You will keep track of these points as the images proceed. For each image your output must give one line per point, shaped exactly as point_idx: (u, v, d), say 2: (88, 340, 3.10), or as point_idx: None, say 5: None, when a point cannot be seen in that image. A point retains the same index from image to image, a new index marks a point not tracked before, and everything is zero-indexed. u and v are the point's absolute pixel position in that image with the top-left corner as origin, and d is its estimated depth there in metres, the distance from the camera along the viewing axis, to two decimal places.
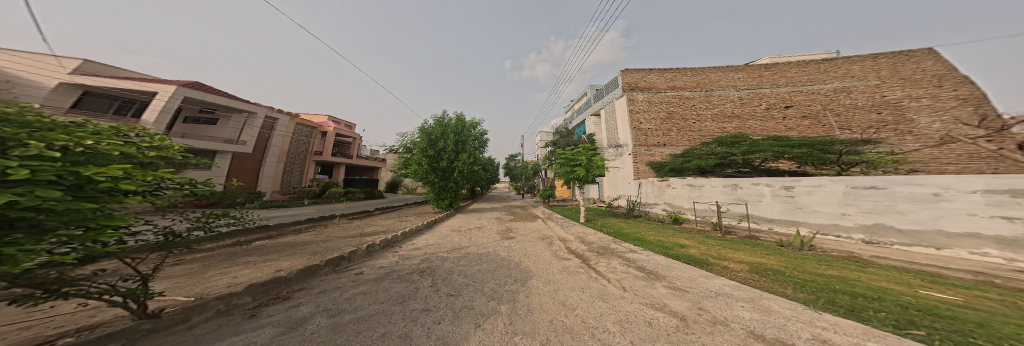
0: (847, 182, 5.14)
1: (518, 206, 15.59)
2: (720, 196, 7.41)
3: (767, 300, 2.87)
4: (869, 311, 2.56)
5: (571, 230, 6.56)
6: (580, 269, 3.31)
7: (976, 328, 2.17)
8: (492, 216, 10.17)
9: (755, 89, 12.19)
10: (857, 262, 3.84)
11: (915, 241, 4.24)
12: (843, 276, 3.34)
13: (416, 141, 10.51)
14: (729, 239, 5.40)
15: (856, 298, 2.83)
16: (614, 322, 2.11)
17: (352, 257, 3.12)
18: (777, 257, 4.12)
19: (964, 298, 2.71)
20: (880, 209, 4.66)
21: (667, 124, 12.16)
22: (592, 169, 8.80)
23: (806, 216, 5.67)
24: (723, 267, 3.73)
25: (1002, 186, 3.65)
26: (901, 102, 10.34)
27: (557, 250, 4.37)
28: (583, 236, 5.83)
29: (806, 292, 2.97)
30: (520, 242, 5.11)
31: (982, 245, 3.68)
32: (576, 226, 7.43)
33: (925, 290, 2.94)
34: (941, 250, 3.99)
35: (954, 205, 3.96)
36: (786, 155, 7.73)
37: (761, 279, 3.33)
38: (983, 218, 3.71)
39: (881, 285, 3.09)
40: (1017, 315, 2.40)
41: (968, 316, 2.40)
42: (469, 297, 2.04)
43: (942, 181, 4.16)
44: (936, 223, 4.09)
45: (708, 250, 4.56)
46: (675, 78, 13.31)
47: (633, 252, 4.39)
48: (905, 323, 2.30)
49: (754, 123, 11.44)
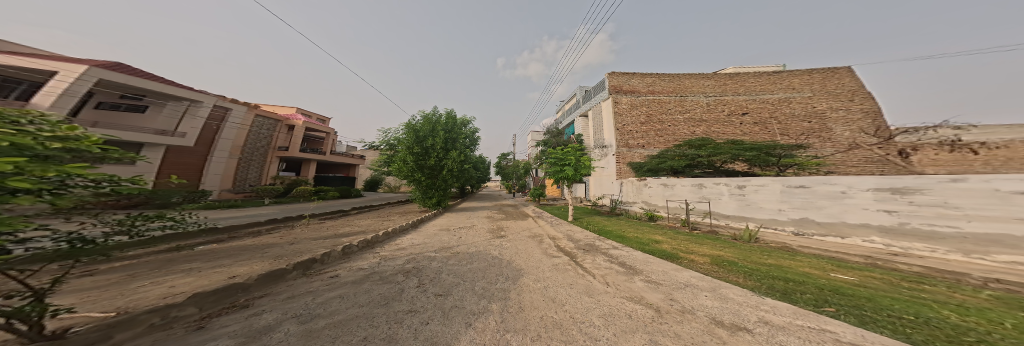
0: (784, 181, 6.07)
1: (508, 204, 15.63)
2: (689, 195, 8.26)
3: (724, 288, 3.23)
4: (797, 293, 3.03)
5: (560, 229, 6.77)
6: (569, 266, 3.41)
7: (868, 302, 2.71)
8: (481, 216, 10.00)
9: (720, 96, 13.86)
10: (789, 251, 4.56)
11: (828, 232, 5.21)
12: (778, 264, 3.93)
13: (402, 138, 10.02)
14: (695, 234, 6.02)
15: (786, 282, 3.35)
16: (600, 315, 2.20)
17: (325, 260, 2.85)
18: (732, 249, 4.69)
19: (868, 277, 3.38)
20: (806, 205, 5.63)
21: (646, 128, 13.34)
22: (580, 169, 9.21)
23: (753, 212, 6.56)
24: (690, 261, 4.13)
25: (886, 185, 4.59)
26: (825, 113, 12.76)
27: (547, 248, 4.46)
28: (571, 234, 6.02)
29: (754, 280, 3.43)
30: (511, 240, 5.07)
31: (870, 234, 4.65)
32: (564, 224, 7.70)
33: (833, 272, 3.60)
34: (844, 239, 4.96)
35: (853, 201, 4.92)
36: (741, 157, 9.07)
37: (719, 270, 3.75)
38: (873, 211, 4.66)
39: (804, 270, 3.71)
40: (891, 289, 3.07)
41: (863, 293, 2.98)
42: (459, 296, 1.97)
43: (848, 181, 5.12)
44: (842, 216, 5.05)
45: (677, 245, 5.03)
46: (655, 83, 14.59)
47: (615, 249, 4.65)
48: (822, 302, 2.77)
49: (718, 127, 13.08)
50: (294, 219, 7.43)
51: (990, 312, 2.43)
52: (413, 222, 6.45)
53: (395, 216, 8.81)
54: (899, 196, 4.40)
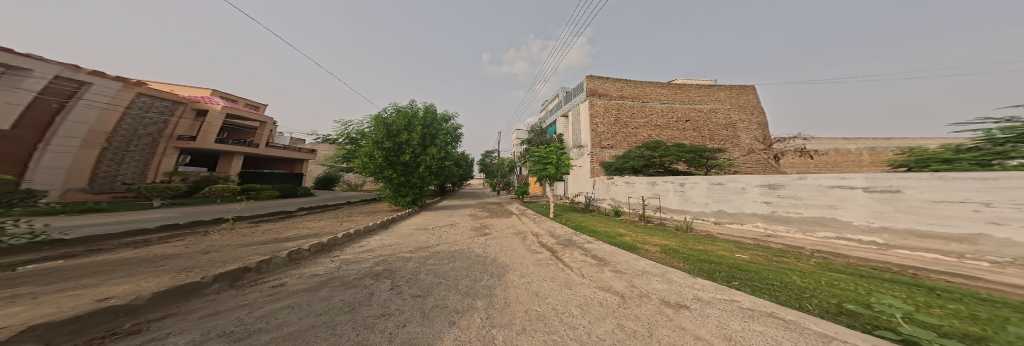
0: (709, 180, 7.52)
1: (492, 203, 15.64)
2: (645, 191, 9.71)
3: (671, 273, 3.79)
4: (717, 272, 3.79)
5: (542, 225, 7.33)
6: (550, 260, 3.64)
7: (751, 275, 3.61)
8: (463, 215, 9.75)
9: (672, 104, 15.71)
10: (709, 238, 5.63)
11: (734, 220, 6.77)
12: (705, 249, 4.83)
13: (369, 131, 9.10)
14: (648, 226, 7.02)
15: (709, 264, 4.15)
16: (577, 305, 2.31)
17: (264, 267, 2.60)
18: (675, 238, 5.58)
19: (759, 256, 4.45)
20: (722, 199, 7.13)
21: (615, 129, 15.01)
22: (561, 168, 9.86)
23: (688, 206, 8.00)
24: (644, 250, 4.75)
25: (768, 182, 6.19)
26: (736, 123, 15.75)
27: (530, 244, 4.90)
28: (552, 230, 6.48)
29: (689, 263, 4.15)
30: (496, 237, 5.71)
31: (754, 220, 6.31)
32: (546, 220, 8.36)
33: (736, 253, 4.67)
34: (742, 225, 6.55)
35: (750, 195, 6.47)
36: (683, 158, 11.22)
37: (666, 257, 4.42)
38: (758, 202, 6.28)
39: (718, 252, 4.68)
40: (761, 261, 4.23)
41: (754, 267, 3.94)
42: (439, 298, 1.88)
43: (751, 180, 6.55)
44: (740, 207, 6.67)
45: (636, 237, 5.70)
46: (624, 87, 16.10)
47: (589, 243, 5.02)
48: (729, 277, 3.56)
49: (668, 133, 15.18)
50: (215, 222, 6.12)
51: (819, 274, 3.48)
52: (381, 223, 6.33)
53: (359, 217, 7.90)
54: (774, 191, 6.00)
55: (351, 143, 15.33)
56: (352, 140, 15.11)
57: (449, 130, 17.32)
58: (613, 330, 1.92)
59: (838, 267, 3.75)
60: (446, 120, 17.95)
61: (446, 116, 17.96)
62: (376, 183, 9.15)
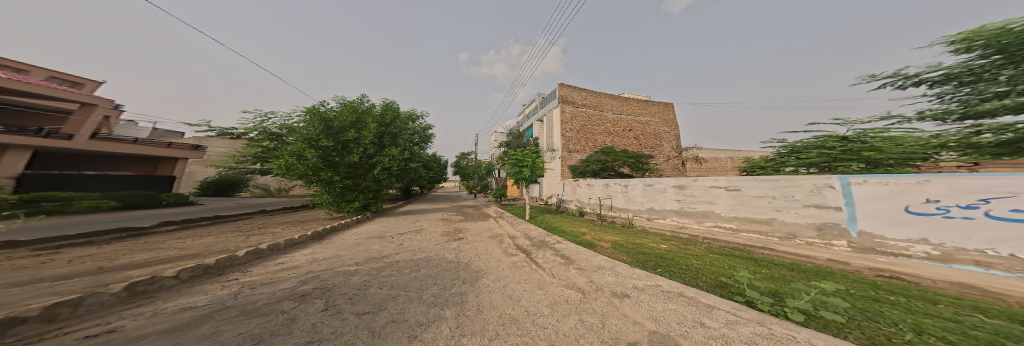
0: (643, 182, 8.97)
1: (467, 207, 15.00)
2: (601, 191, 10.99)
3: (617, 266, 4.31)
4: (645, 262, 4.51)
5: (518, 228, 7.81)
6: (524, 262, 4.07)
7: (656, 261, 4.50)
8: (432, 219, 8.99)
9: (622, 115, 18.45)
10: (642, 232, 6.79)
11: (658, 215, 8.35)
12: (632, 241, 5.74)
13: (300, 127, 7.49)
14: (604, 224, 7.98)
15: (642, 255, 4.93)
16: (548, 305, 2.36)
17: (79, 311, 1.69)
18: (622, 234, 6.48)
19: (674, 246, 5.47)
20: (647, 198, 8.76)
21: (580, 135, 16.78)
22: (536, 170, 10.35)
23: (630, 205, 9.42)
24: (600, 247, 5.31)
25: (678, 183, 7.79)
26: (665, 134, 19.58)
27: (506, 248, 5.28)
28: (527, 233, 7.01)
29: (629, 256, 4.84)
30: (470, 242, 5.71)
31: (667, 216, 8.03)
32: (522, 223, 8.98)
33: (658, 243, 5.71)
34: (662, 219, 8.13)
35: (664, 194, 8.14)
36: (628, 162, 13.48)
37: (616, 252, 5.04)
38: (670, 199, 7.96)
39: (640, 243, 5.64)
40: (665, 250, 5.24)
41: (669, 254, 4.92)
42: (394, 312, 1.64)
43: (667, 181, 8.16)
44: (661, 205, 8.24)
45: (595, 234, 6.39)
46: (586, 97, 17.99)
47: (559, 243, 5.50)
48: (650, 264, 4.36)
49: (618, 140, 17.84)
50: None
51: (705, 256, 4.60)
52: (315, 234, 5.14)
53: (280, 228, 6.24)
54: (680, 192, 7.66)
55: (275, 140, 12.39)
56: (272, 136, 12.33)
57: (416, 130, 15.80)
58: (575, 325, 2.01)
59: (715, 249, 5.02)
60: (411, 119, 16.45)
61: (414, 115, 16.56)
62: (311, 187, 7.48)
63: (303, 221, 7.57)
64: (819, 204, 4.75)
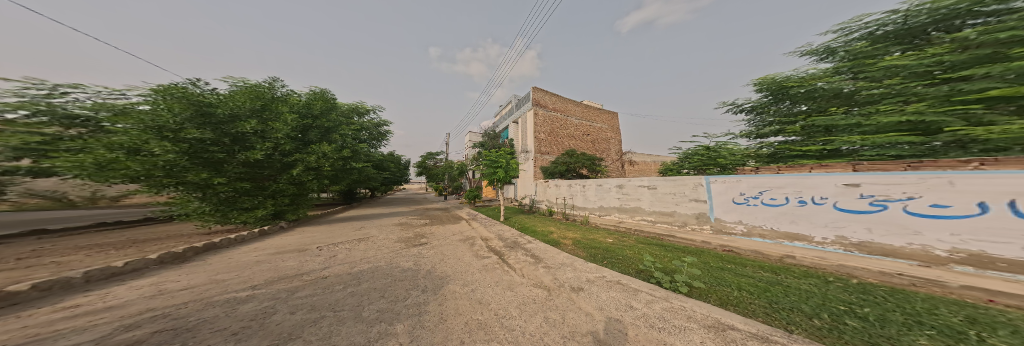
0: (597, 183, 9.86)
1: (433, 210, 14.07)
2: (565, 191, 11.73)
3: (576, 261, 4.76)
4: (599, 256, 4.99)
5: (492, 229, 8.29)
6: (495, 265, 4.65)
7: (603, 253, 5.11)
8: (384, 224, 8.21)
9: (584, 121, 20.25)
10: (595, 228, 7.52)
11: (604, 212, 9.40)
12: (578, 238, 6.24)
13: (139, 110, 5.06)
14: (568, 222, 8.51)
15: (595, 249, 5.48)
16: (517, 306, 2.44)
17: None
18: (580, 231, 7.08)
19: (619, 239, 6.19)
20: (598, 197, 9.75)
21: (549, 138, 17.63)
22: (510, 171, 10.26)
23: (586, 203, 10.34)
24: (563, 245, 5.80)
25: (616, 183, 8.94)
26: (615, 140, 22.50)
27: (478, 250, 5.76)
28: (501, 234, 7.67)
29: (583, 250, 5.36)
30: (435, 247, 5.39)
31: (610, 213, 9.14)
32: (497, 224, 9.19)
33: (599, 237, 6.39)
34: (608, 215, 9.23)
35: (610, 193, 9.20)
36: (587, 164, 14.96)
37: (576, 248, 5.50)
38: (612, 197, 9.09)
39: (582, 238, 6.27)
40: (591, 243, 5.85)
41: (610, 246, 5.64)
42: (316, 338, 1.43)
43: (611, 181, 9.22)
44: (608, 204, 9.26)
45: (562, 233, 6.80)
46: (556, 101, 18.96)
47: (530, 242, 6.52)
48: (598, 256, 4.95)
49: (580, 144, 19.52)
50: None
51: (631, 246, 5.52)
52: (169, 257, 3.89)
53: (78, 256, 4.37)
54: (619, 190, 8.83)
55: None
56: None
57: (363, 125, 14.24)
58: (541, 324, 2.09)
59: (643, 240, 5.93)
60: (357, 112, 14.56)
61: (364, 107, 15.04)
62: (166, 193, 5.38)
63: (142, 242, 5.46)
64: (697, 198, 6.26)
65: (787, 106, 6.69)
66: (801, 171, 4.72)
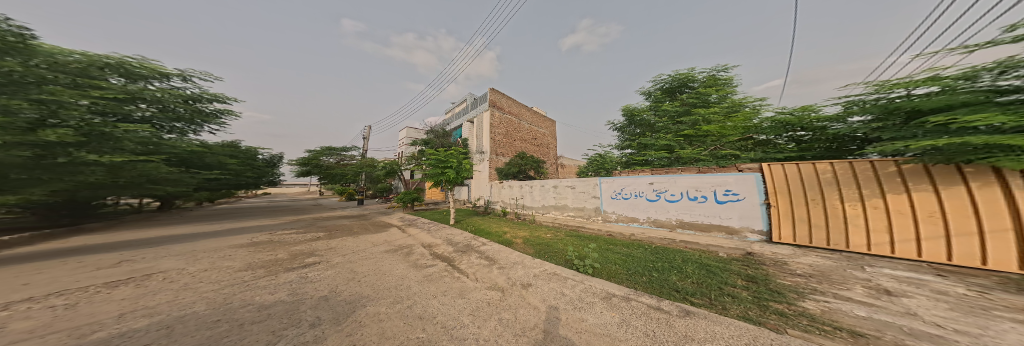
0: (541, 184, 10.73)
1: (359, 218, 11.60)
2: (517, 192, 12.15)
3: (525, 260, 5.17)
4: (545, 254, 5.48)
5: (438, 234, 7.68)
6: (442, 273, 4.38)
7: (546, 249, 5.72)
8: (214, 249, 5.69)
9: (533, 127, 21.80)
10: (540, 225, 8.18)
11: (546, 210, 10.34)
12: (526, 236, 6.69)
13: None
14: (520, 221, 8.93)
15: (543, 245, 5.99)
16: (467, 314, 2.49)
17: None
18: (528, 229, 7.58)
19: (557, 233, 6.96)
20: (541, 196, 10.61)
21: (505, 140, 17.94)
22: (461, 172, 9.69)
23: (532, 203, 11.10)
24: (514, 243, 6.10)
25: (552, 184, 10.05)
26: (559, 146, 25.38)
27: (422, 259, 5.27)
28: (450, 238, 7.25)
29: (529, 247, 5.82)
30: (345, 264, 4.50)
31: (549, 211, 10.17)
32: (444, 228, 8.53)
33: (539, 235, 6.86)
34: (547, 213, 10.26)
35: (549, 193, 10.23)
36: (536, 166, 16.19)
37: (526, 246, 5.88)
38: (551, 196, 10.08)
39: (527, 235, 6.76)
40: (533, 240, 6.37)
41: (548, 241, 6.29)
42: None
43: (551, 182, 10.19)
44: (547, 203, 10.28)
45: (517, 232, 7.08)
46: (512, 105, 19.55)
47: (483, 244, 6.48)
48: (541, 253, 5.55)
49: (529, 147, 20.89)
50: None
51: (552, 240, 6.32)
52: None
53: None
54: (554, 189, 9.98)
55: None
56: None
57: (134, 93, 7.80)
58: (495, 327, 2.26)
59: (570, 233, 6.89)
60: (114, 68, 7.60)
61: (152, 69, 8.57)
62: None
63: None
64: None
65: (630, 127, 12.89)
66: (632, 173, 7.84)
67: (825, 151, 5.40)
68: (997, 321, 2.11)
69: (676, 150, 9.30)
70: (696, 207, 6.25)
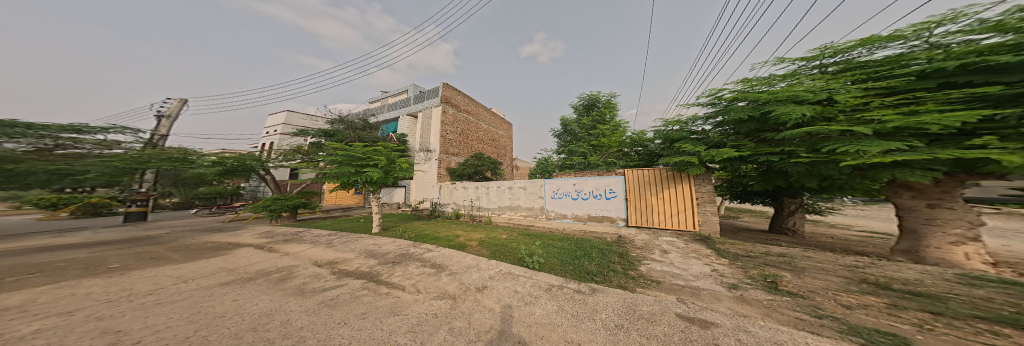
0: (499, 185, 10.71)
1: (199, 239, 7.47)
2: (472, 194, 11.64)
3: (479, 264, 5.27)
4: (499, 256, 5.70)
5: (355, 247, 6.40)
6: (361, 293, 3.71)
7: (503, 251, 5.95)
8: None
9: (492, 128, 21.69)
10: (495, 226, 8.36)
11: (502, 210, 10.54)
12: (482, 238, 6.95)
13: None
14: (475, 223, 8.85)
15: (498, 246, 6.37)
16: (405, 331, 2.36)
17: None
18: (483, 230, 7.76)
19: (512, 233, 7.35)
20: (495, 194, 10.76)
21: (458, 139, 17.57)
22: (393, 172, 8.09)
23: (489, 204, 10.91)
24: (468, 247, 6.30)
25: (506, 185, 10.49)
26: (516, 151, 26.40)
27: (327, 280, 4.32)
28: (377, 248, 6.32)
29: (483, 249, 6.10)
30: (159, 307, 2.91)
31: (504, 212, 10.45)
32: (361, 239, 7.04)
33: (491, 236, 7.09)
34: (501, 214, 10.56)
35: (504, 195, 10.46)
36: (493, 167, 15.76)
37: (481, 249, 6.09)
38: (507, 196, 10.43)
39: (480, 236, 7.09)
40: (488, 240, 6.73)
41: (501, 241, 6.65)
42: None
43: (506, 183, 10.51)
44: (501, 203, 10.55)
45: (470, 235, 7.23)
46: (468, 104, 19.35)
47: (428, 251, 6.10)
48: (495, 255, 5.78)
49: (486, 147, 20.71)
50: None
51: (504, 239, 6.76)
52: None
53: None
54: (511, 191, 10.34)
55: None
56: None
57: None
58: (446, 334, 2.36)
59: (527, 232, 7.36)
60: None
61: None
62: None
63: None
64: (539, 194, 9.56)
65: (560, 134, 15.36)
66: (558, 176, 9.64)
67: (641, 163, 9.23)
68: (689, 259, 5.71)
69: (586, 160, 12.37)
70: (597, 203, 8.66)
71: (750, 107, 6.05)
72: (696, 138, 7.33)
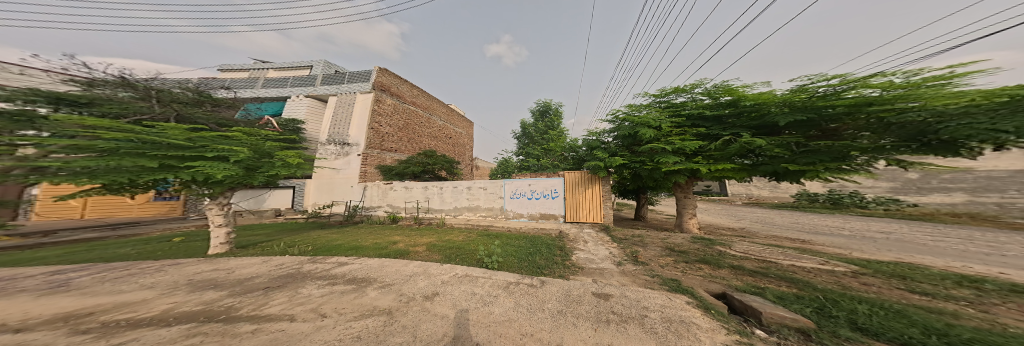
0: (454, 184, 10.43)
1: None
2: (419, 194, 10.69)
3: (424, 271, 4.27)
4: (451, 260, 4.88)
5: (152, 282, 3.40)
6: (186, 337, 1.95)
7: (457, 254, 5.19)
8: None
9: (447, 124, 18.40)
10: (444, 227, 7.44)
11: (457, 211, 10.10)
12: (428, 241, 5.92)
13: None
14: (421, 226, 7.62)
15: (453, 249, 5.55)
16: None
17: None
18: (433, 234, 6.62)
19: (469, 235, 6.66)
20: (444, 195, 10.44)
21: (401, 133, 14.18)
22: (264, 170, 5.09)
23: (438, 206, 10.41)
24: (413, 252, 5.13)
25: (459, 186, 10.34)
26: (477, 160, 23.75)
27: (83, 329, 2.10)
28: (222, 277, 3.67)
29: (432, 253, 5.18)
30: None
31: (455, 212, 10.16)
32: (186, 266, 4.03)
33: (437, 240, 6.04)
34: (454, 215, 9.96)
35: (453, 195, 10.37)
36: (450, 166, 13.22)
37: (430, 254, 5.11)
38: (457, 204, 10.06)
39: (429, 241, 5.98)
40: (437, 245, 5.70)
41: (450, 245, 5.76)
42: None
43: (461, 183, 10.16)
44: (445, 207, 10.31)
45: (412, 240, 6.01)
46: (418, 95, 15.94)
47: (342, 264, 4.34)
48: (445, 258, 4.92)
49: (439, 145, 17.34)
50: None
51: (455, 242, 5.97)
52: None
53: None
54: (464, 191, 10.39)
55: None
56: None
57: None
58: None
59: (482, 233, 6.87)
60: None
61: None
62: None
63: None
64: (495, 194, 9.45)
65: (518, 136, 15.58)
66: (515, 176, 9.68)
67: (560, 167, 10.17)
68: (598, 245, 7.17)
69: (536, 164, 13.18)
70: (545, 202, 9.40)
71: (625, 126, 7.68)
72: (596, 145, 8.66)
